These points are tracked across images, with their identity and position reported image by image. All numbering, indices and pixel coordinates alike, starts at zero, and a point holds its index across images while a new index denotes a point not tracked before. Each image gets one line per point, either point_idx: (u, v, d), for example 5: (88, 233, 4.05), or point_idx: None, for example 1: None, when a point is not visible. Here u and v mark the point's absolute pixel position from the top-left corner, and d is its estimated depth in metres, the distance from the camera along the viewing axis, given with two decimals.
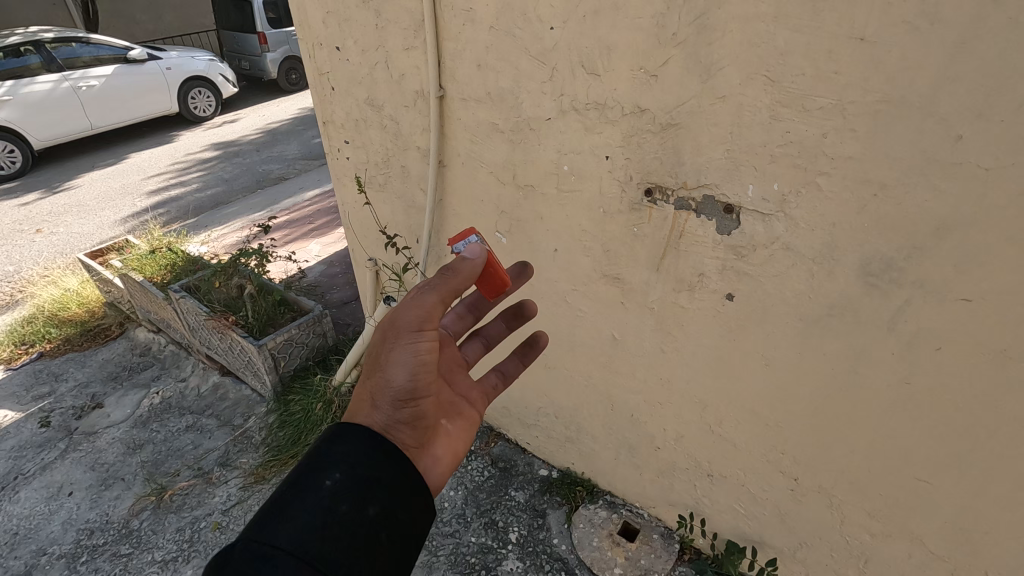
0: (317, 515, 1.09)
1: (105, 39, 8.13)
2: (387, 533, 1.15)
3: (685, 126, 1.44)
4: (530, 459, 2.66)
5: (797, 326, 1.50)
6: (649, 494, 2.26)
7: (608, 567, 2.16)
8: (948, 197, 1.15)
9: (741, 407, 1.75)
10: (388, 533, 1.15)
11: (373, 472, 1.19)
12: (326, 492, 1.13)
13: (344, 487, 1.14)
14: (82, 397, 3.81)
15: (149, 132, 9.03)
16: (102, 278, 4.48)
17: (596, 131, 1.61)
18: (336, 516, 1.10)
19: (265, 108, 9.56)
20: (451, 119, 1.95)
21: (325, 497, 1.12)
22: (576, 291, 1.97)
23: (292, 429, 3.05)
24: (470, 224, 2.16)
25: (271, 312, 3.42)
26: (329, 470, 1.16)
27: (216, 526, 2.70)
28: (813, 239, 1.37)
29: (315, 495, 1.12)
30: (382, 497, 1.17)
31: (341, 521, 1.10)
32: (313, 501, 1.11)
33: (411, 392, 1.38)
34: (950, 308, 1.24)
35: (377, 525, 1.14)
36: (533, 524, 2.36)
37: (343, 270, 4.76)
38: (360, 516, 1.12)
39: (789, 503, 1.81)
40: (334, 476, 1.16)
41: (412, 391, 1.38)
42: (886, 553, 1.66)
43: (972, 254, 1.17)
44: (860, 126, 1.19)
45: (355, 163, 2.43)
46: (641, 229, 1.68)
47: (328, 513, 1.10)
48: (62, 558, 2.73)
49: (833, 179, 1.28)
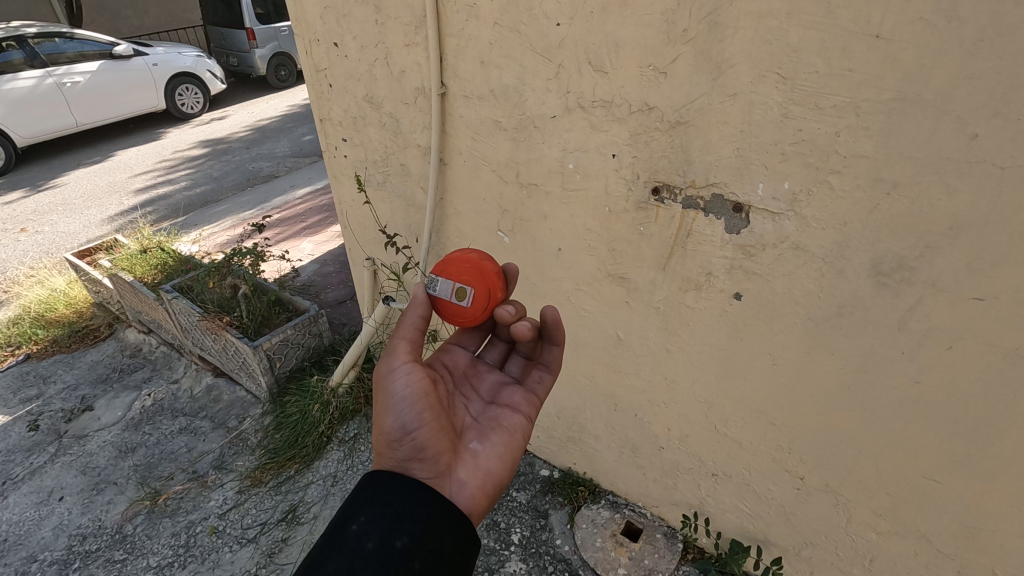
0: (345, 557, 1.07)
1: (90, 35, 7.97)
2: (420, 564, 1.10)
3: (695, 124, 1.43)
4: (531, 459, 2.65)
5: (805, 326, 1.50)
6: (652, 494, 2.25)
7: (612, 568, 2.15)
8: (962, 196, 1.15)
9: (747, 407, 1.75)
10: (421, 562, 1.10)
11: (397, 506, 1.16)
12: (353, 535, 1.10)
13: (371, 525, 1.12)
14: (70, 400, 3.74)
15: (136, 129, 8.88)
16: (90, 278, 4.39)
17: (603, 129, 1.59)
18: (363, 554, 1.08)
19: (254, 105, 9.45)
20: (453, 117, 1.92)
21: (352, 541, 1.09)
22: (580, 291, 1.95)
23: (289, 430, 3.01)
24: (471, 223, 2.14)
25: (266, 312, 3.37)
26: (355, 514, 1.14)
27: (212, 531, 2.66)
28: (823, 238, 1.36)
29: (343, 540, 1.10)
30: (411, 528, 1.13)
31: (370, 558, 1.07)
32: (340, 546, 1.09)
33: (411, 428, 1.32)
34: (962, 307, 1.24)
35: (407, 556, 1.09)
36: (536, 525, 2.35)
37: (337, 269, 4.71)
38: (387, 549, 1.09)
39: (795, 502, 1.81)
40: (360, 518, 1.14)
41: (412, 425, 1.32)
42: (892, 551, 1.66)
43: (986, 253, 1.17)
44: (873, 124, 1.19)
45: (353, 162, 2.39)
46: (647, 228, 1.66)
47: (359, 554, 1.08)
48: (53, 565, 2.68)
49: (844, 178, 1.27)
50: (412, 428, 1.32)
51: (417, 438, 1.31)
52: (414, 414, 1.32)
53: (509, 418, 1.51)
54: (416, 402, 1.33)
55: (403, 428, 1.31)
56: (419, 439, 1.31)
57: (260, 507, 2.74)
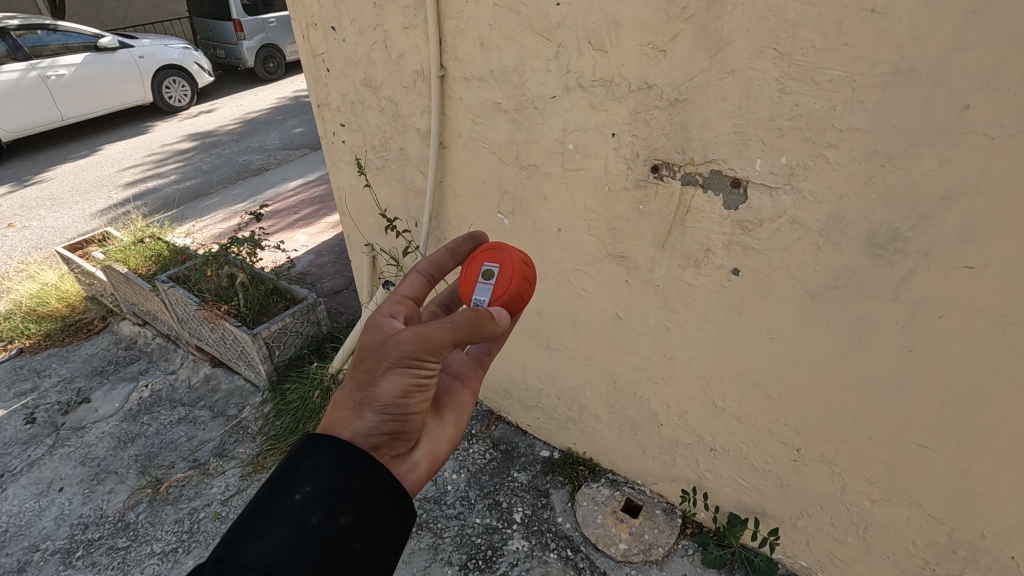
0: (287, 531, 1.02)
1: (74, 27, 7.86)
2: (361, 544, 1.07)
3: (694, 101, 1.46)
4: (531, 440, 2.69)
5: (802, 299, 1.54)
6: (651, 471, 2.30)
7: (612, 543, 2.20)
8: (954, 165, 1.19)
9: (745, 381, 1.79)
10: (363, 542, 1.08)
11: (343, 481, 1.10)
12: (297, 508, 1.05)
13: (317, 499, 1.07)
14: (66, 392, 3.72)
15: (123, 122, 8.79)
16: (83, 271, 4.37)
17: (602, 108, 1.62)
18: (307, 530, 1.03)
19: (244, 98, 9.36)
20: (452, 99, 1.94)
21: (295, 514, 1.04)
22: (580, 271, 1.98)
23: (290, 417, 3.02)
24: (471, 205, 2.15)
25: (264, 301, 3.38)
26: (299, 482, 1.08)
27: (215, 516, 2.68)
28: (819, 212, 1.40)
29: (285, 511, 1.05)
30: (357, 506, 1.09)
31: (313, 535, 1.03)
32: (281, 520, 1.03)
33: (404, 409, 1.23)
34: (953, 276, 1.28)
35: (351, 536, 1.07)
36: (537, 504, 2.39)
37: (332, 259, 4.71)
38: (332, 528, 1.05)
39: (791, 474, 1.85)
40: (304, 489, 1.08)
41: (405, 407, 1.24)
42: (885, 518, 1.72)
43: (976, 222, 1.21)
44: (869, 97, 1.22)
45: (352, 147, 2.40)
46: (646, 206, 1.69)
47: (300, 528, 1.03)
48: (56, 553, 2.69)
49: (840, 152, 1.31)
50: (409, 411, 1.25)
51: (407, 422, 1.25)
52: (414, 400, 1.25)
53: (459, 395, 1.53)
54: (420, 388, 1.26)
55: (403, 410, 1.23)
56: (406, 421, 1.25)
57: None
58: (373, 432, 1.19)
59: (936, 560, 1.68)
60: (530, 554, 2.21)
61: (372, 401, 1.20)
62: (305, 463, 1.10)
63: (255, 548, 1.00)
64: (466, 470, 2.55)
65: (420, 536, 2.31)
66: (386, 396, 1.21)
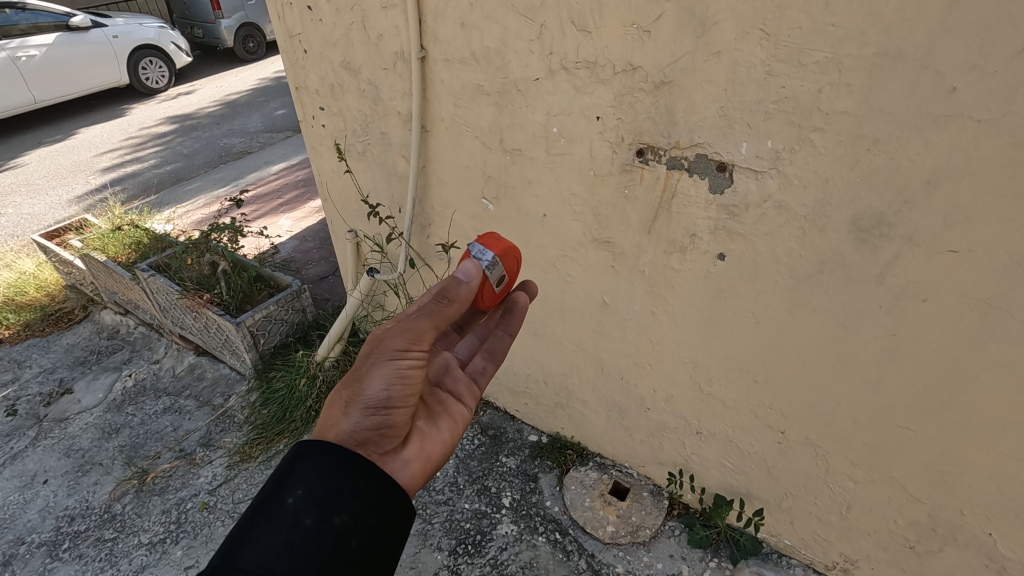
0: (281, 533, 1.03)
1: (43, 4, 7.57)
2: (357, 542, 1.08)
3: (678, 84, 1.43)
4: (520, 425, 2.69)
5: (787, 284, 1.53)
6: (639, 455, 2.31)
7: (601, 525, 2.22)
8: (939, 149, 1.18)
9: (730, 365, 1.79)
10: (358, 541, 1.08)
11: (338, 482, 1.11)
12: (290, 511, 1.06)
13: (310, 500, 1.08)
14: (48, 383, 3.67)
15: (99, 104, 8.55)
16: (61, 259, 4.28)
17: (587, 91, 1.58)
18: (300, 532, 1.04)
19: (223, 79, 9.13)
20: (434, 81, 1.89)
21: (289, 517, 1.05)
22: (566, 256, 1.96)
23: (276, 406, 2.96)
24: (454, 191, 2.12)
25: (247, 289, 3.32)
26: (291, 486, 1.09)
27: (203, 506, 2.65)
28: (805, 196, 1.39)
29: (278, 515, 1.05)
30: (353, 506, 1.10)
31: (308, 536, 1.04)
32: (276, 522, 1.04)
33: (385, 402, 1.29)
34: (938, 259, 1.28)
35: (347, 535, 1.07)
36: (525, 488, 2.41)
37: (318, 246, 4.66)
38: (327, 528, 1.06)
39: (776, 456, 1.87)
40: (297, 493, 1.09)
41: (386, 400, 1.29)
42: (868, 498, 1.74)
43: (961, 206, 1.20)
44: (855, 80, 1.20)
45: (332, 131, 2.34)
46: (632, 191, 1.67)
47: (296, 531, 1.04)
48: (42, 546, 2.66)
49: (826, 136, 1.29)
50: (392, 403, 1.30)
51: (390, 415, 1.30)
52: (399, 392, 1.30)
53: (454, 405, 1.54)
54: (409, 381, 1.31)
55: (385, 401, 1.29)
56: (390, 415, 1.30)
57: (251, 482, 2.71)
58: (357, 427, 1.24)
59: (915, 538, 1.71)
60: (518, 538, 2.24)
61: (357, 397, 1.27)
62: (300, 464, 1.11)
63: (251, 550, 1.01)
64: (455, 456, 2.57)
65: None
66: (372, 392, 1.27)
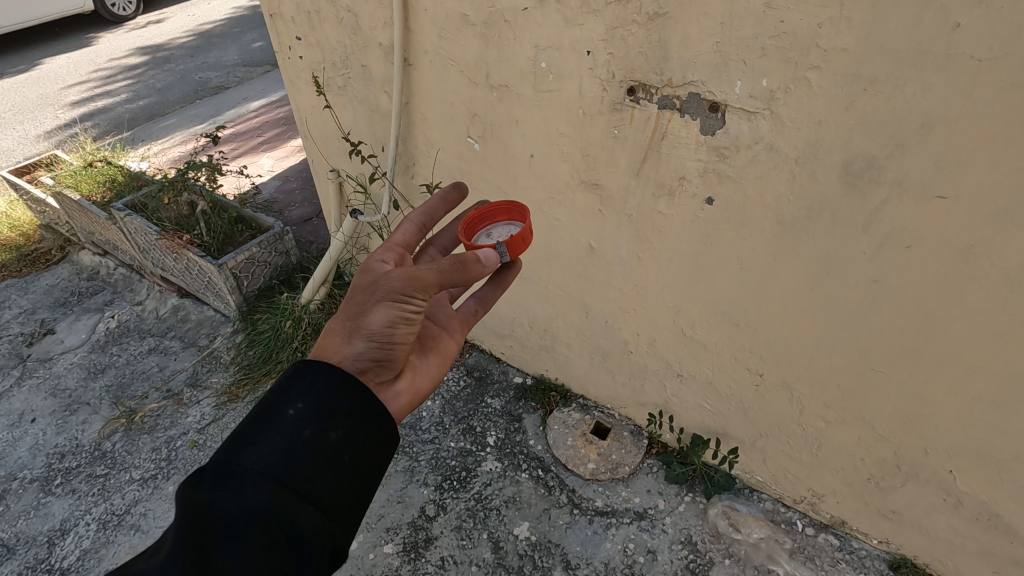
0: (281, 438, 1.06)
1: None
2: (350, 457, 1.10)
3: (673, 16, 1.36)
4: (505, 367, 2.73)
5: (774, 229, 1.52)
6: (621, 396, 2.36)
7: (582, 462, 2.31)
8: (937, 91, 1.14)
9: (713, 310, 1.80)
10: (351, 456, 1.10)
11: (334, 400, 1.13)
12: (290, 421, 1.08)
13: (309, 412, 1.10)
14: (29, 324, 3.62)
15: (63, 33, 8.04)
16: (33, 197, 4.15)
17: (577, 23, 1.51)
18: (298, 439, 1.06)
19: (196, 7, 8.59)
20: (416, 10, 1.79)
21: (290, 424, 1.07)
22: (552, 199, 1.93)
23: (262, 347, 2.95)
24: (439, 129, 2.05)
25: (228, 231, 3.24)
26: (292, 399, 1.11)
27: (192, 444, 2.69)
28: (798, 139, 1.36)
29: (278, 422, 1.07)
30: (347, 422, 1.12)
31: (306, 444, 1.06)
32: (275, 428, 1.06)
33: (387, 338, 1.28)
34: (925, 205, 1.27)
35: (342, 449, 1.09)
36: (510, 428, 2.48)
37: (301, 186, 4.55)
38: (323, 440, 1.08)
39: (754, 398, 1.92)
40: (297, 405, 1.11)
41: (389, 337, 1.28)
42: (839, 438, 1.81)
43: (953, 151, 1.18)
44: (857, 14, 1.15)
45: (310, 63, 2.23)
46: (622, 131, 1.62)
47: (295, 439, 1.06)
48: (35, 481, 2.71)
49: (823, 75, 1.25)
50: (394, 341, 1.30)
51: (391, 351, 1.30)
52: (401, 333, 1.30)
53: (444, 339, 1.57)
54: (409, 323, 1.31)
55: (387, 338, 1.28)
56: (391, 350, 1.30)
57: (239, 420, 2.74)
58: (359, 358, 1.24)
59: (881, 474, 1.79)
60: (502, 475, 2.32)
61: (360, 328, 1.25)
62: (299, 378, 1.13)
63: (252, 452, 1.03)
64: (441, 397, 2.63)
65: (396, 459, 2.42)
66: (375, 326, 1.27)
